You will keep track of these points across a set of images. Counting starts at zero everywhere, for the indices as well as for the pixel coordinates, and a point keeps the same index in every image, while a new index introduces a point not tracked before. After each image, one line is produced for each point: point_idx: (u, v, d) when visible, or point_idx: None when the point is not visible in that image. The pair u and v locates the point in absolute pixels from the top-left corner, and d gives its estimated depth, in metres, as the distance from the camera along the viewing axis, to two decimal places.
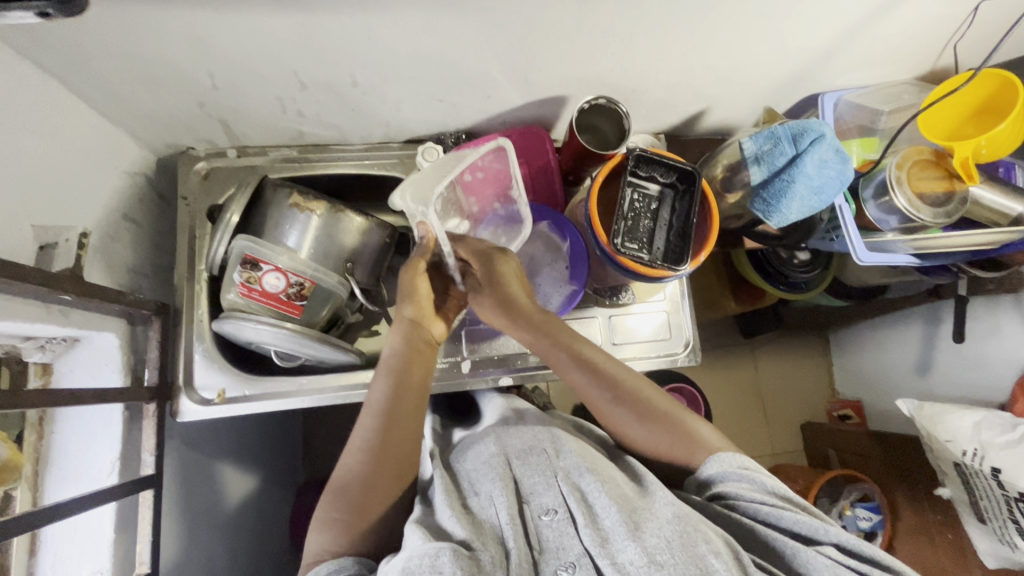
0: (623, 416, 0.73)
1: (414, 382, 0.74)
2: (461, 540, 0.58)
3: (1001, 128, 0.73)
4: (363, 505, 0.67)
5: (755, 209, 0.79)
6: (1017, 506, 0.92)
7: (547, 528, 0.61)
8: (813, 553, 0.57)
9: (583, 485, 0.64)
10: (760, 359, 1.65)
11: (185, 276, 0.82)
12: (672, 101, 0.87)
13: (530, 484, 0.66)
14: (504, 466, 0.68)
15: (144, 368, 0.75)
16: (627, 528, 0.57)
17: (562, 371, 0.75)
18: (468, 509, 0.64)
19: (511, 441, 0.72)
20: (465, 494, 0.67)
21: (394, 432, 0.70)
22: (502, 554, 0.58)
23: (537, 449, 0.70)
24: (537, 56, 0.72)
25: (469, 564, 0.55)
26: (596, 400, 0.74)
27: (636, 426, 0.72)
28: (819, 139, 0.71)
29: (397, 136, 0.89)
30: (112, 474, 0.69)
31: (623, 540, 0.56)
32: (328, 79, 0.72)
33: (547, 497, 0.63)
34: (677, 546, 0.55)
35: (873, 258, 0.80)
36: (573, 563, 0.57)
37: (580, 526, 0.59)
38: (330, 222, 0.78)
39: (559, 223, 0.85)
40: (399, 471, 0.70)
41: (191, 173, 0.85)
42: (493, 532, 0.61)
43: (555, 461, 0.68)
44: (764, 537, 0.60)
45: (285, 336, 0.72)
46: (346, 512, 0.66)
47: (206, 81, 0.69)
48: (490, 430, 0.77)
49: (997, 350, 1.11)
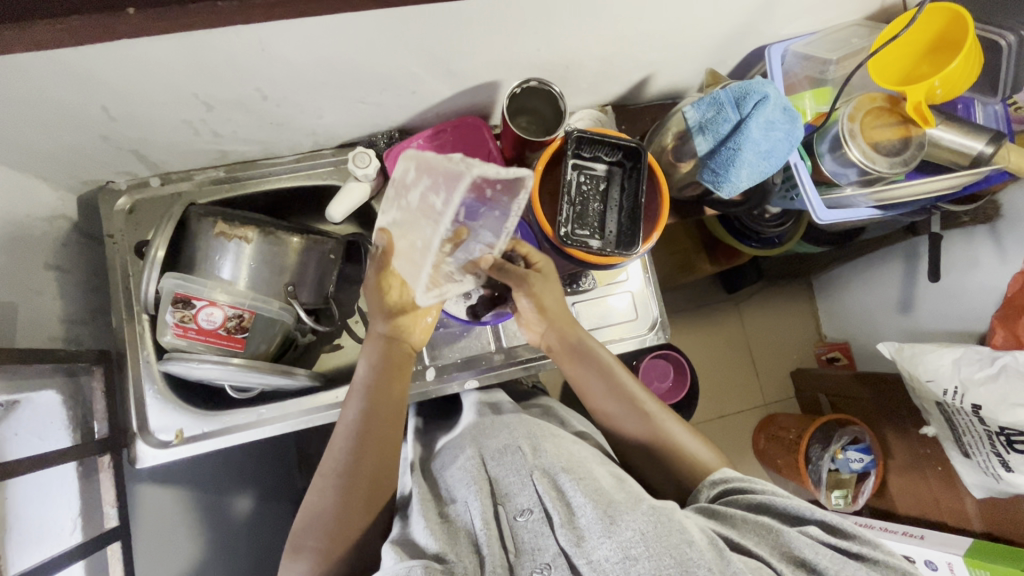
0: (614, 409, 0.74)
1: (387, 392, 0.72)
2: (434, 555, 0.57)
3: (954, 66, 0.69)
4: (337, 529, 0.65)
5: (704, 180, 0.75)
6: (998, 440, 0.93)
7: (523, 530, 0.60)
8: (798, 534, 0.56)
9: (560, 483, 0.62)
10: (746, 313, 1.64)
11: (124, 318, 0.78)
12: (611, 72, 0.82)
13: (507, 484, 0.64)
14: (480, 468, 0.67)
15: (92, 420, 0.73)
16: (602, 524, 0.56)
17: (562, 360, 0.78)
18: (445, 518, 0.63)
19: (487, 441, 0.70)
20: (444, 501, 0.66)
21: (369, 439, 0.69)
22: (476, 562, 0.58)
23: (513, 446, 0.68)
24: (454, 44, 0.66)
25: None
26: (590, 391, 0.76)
27: (624, 421, 0.74)
28: (763, 101, 0.67)
29: (327, 142, 0.84)
30: (76, 531, 0.68)
31: (597, 537, 0.55)
32: (234, 96, 0.67)
33: (522, 497, 0.62)
34: (651, 538, 0.53)
35: (833, 216, 0.78)
36: (548, 564, 0.57)
37: (557, 527, 0.58)
38: (264, 246, 0.74)
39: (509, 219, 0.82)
40: (372, 487, 0.68)
41: (114, 209, 0.80)
42: (467, 539, 0.60)
43: (531, 459, 0.66)
44: (749, 520, 0.58)
45: (234, 372, 0.70)
46: (321, 539, 0.65)
47: (101, 113, 0.64)
48: (467, 434, 0.74)
49: (976, 281, 1.11)
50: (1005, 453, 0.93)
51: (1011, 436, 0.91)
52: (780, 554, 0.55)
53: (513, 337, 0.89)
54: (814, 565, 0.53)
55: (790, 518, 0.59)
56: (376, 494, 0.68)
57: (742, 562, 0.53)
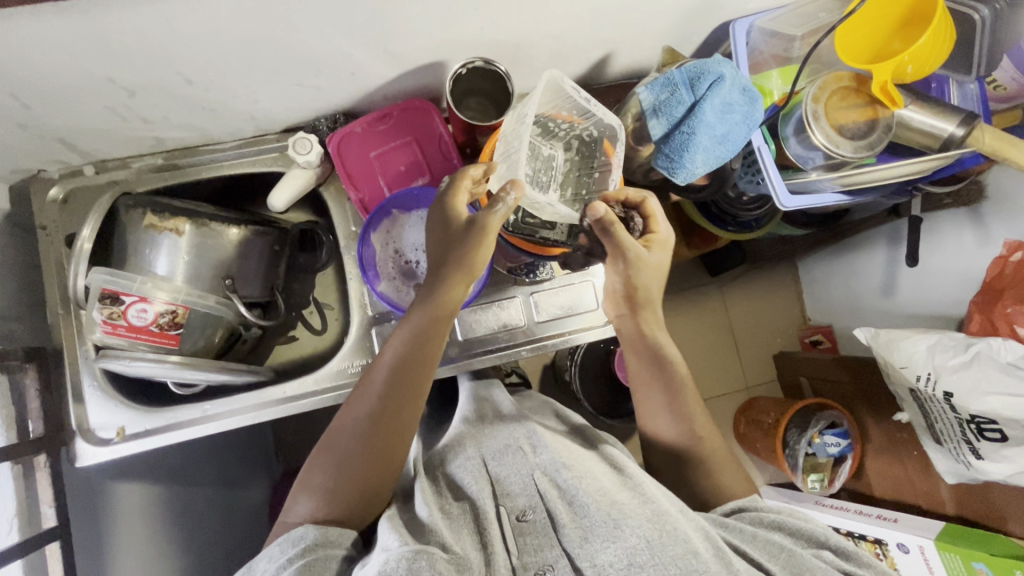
0: (658, 404, 0.74)
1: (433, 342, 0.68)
2: (441, 543, 0.56)
3: (922, 42, 0.65)
4: (352, 471, 0.62)
5: (659, 166, 0.71)
6: (970, 428, 0.91)
7: (526, 532, 0.59)
8: (813, 558, 0.56)
9: (561, 481, 0.61)
10: (729, 297, 1.61)
11: (61, 313, 0.75)
12: (566, 51, 0.77)
13: (508, 483, 0.64)
14: (481, 468, 0.67)
15: (28, 420, 0.71)
16: (607, 528, 0.54)
17: (627, 346, 0.77)
18: (448, 511, 0.63)
19: (490, 440, 0.70)
20: (446, 497, 0.66)
21: (404, 394, 0.66)
22: (482, 558, 0.57)
23: (513, 446, 0.68)
24: (387, 23, 0.62)
25: (447, 565, 0.53)
26: (641, 376, 0.76)
27: (663, 417, 0.73)
28: (718, 81, 0.64)
29: (270, 127, 0.80)
30: (11, 532, 0.66)
31: (602, 541, 0.53)
32: (154, 80, 0.63)
33: (521, 498, 0.62)
34: (656, 546, 0.51)
35: (795, 203, 0.75)
36: (552, 565, 0.55)
37: (560, 529, 0.56)
38: (201, 239, 0.71)
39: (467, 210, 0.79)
40: (394, 445, 0.65)
41: (46, 200, 0.77)
42: (471, 535, 0.59)
43: (530, 458, 0.65)
44: (761, 536, 0.58)
45: (172, 370, 0.68)
46: (333, 478, 0.62)
47: (11, 100, 0.60)
48: (467, 433, 0.74)
49: (956, 265, 1.08)
50: (976, 441, 0.91)
51: (982, 424, 0.89)
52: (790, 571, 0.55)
53: (469, 330, 0.85)
54: None
55: (806, 542, 0.59)
56: (397, 456, 0.65)
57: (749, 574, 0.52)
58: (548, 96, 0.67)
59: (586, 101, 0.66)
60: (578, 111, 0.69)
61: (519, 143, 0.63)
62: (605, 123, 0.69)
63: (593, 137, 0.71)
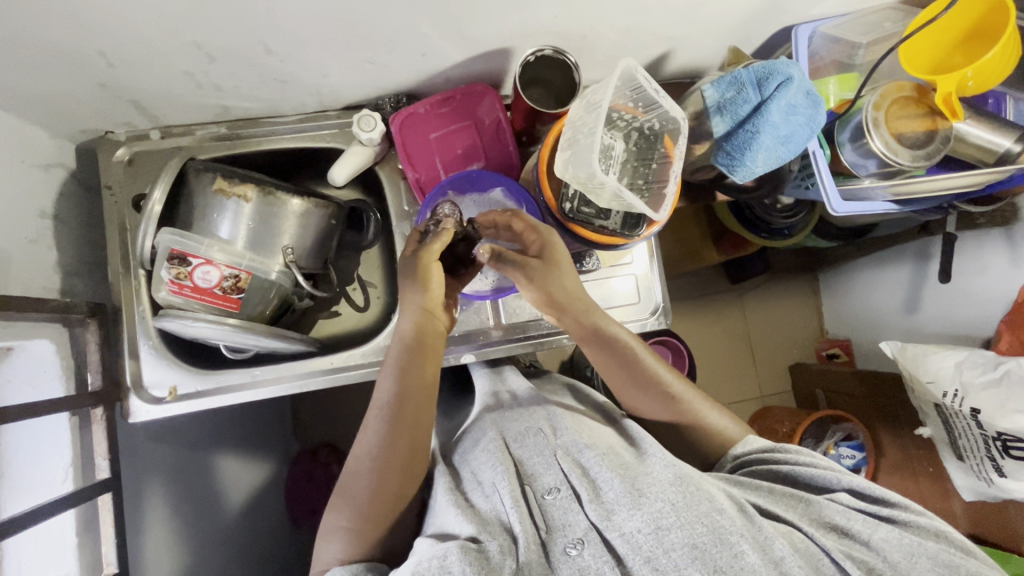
0: (634, 391, 0.73)
1: (419, 369, 0.70)
2: (469, 536, 0.56)
3: (989, 57, 0.66)
4: (369, 511, 0.64)
5: (719, 163, 0.72)
6: (994, 445, 0.92)
7: (553, 507, 0.58)
8: (827, 500, 0.57)
9: (584, 461, 0.61)
10: (750, 304, 1.62)
11: (120, 273, 0.77)
12: (628, 46, 0.79)
13: (534, 465, 0.64)
14: (504, 450, 0.67)
15: (86, 373, 0.73)
16: (629, 497, 0.54)
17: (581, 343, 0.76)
18: (473, 505, 0.62)
19: (508, 424, 0.71)
20: (468, 489, 0.65)
21: (399, 423, 0.67)
22: (509, 540, 0.56)
23: (534, 429, 0.69)
24: (467, 6, 0.63)
25: (477, 556, 0.52)
26: (609, 372, 0.74)
27: (644, 400, 0.73)
28: (786, 82, 0.65)
29: (332, 103, 0.82)
30: (66, 480, 0.68)
31: (625, 509, 0.53)
32: (236, 48, 0.64)
33: (549, 476, 0.62)
34: (682, 508, 0.52)
35: (847, 208, 0.76)
36: (581, 537, 0.54)
37: (584, 502, 0.57)
38: (264, 206, 0.73)
39: (518, 193, 0.78)
40: (406, 471, 0.66)
41: (113, 160, 0.78)
42: (499, 522, 0.58)
43: (553, 440, 0.66)
44: (777, 489, 0.59)
45: (231, 333, 0.69)
46: (353, 519, 0.64)
47: (100, 59, 0.62)
48: (484, 417, 0.75)
49: (986, 284, 1.09)
50: (1000, 458, 0.92)
51: (1008, 442, 0.90)
52: (811, 520, 0.56)
53: (512, 315, 0.87)
54: (847, 529, 0.54)
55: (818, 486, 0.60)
56: (410, 479, 0.67)
57: (770, 525, 0.53)
58: (617, 88, 0.67)
59: (656, 93, 0.67)
60: (643, 103, 0.69)
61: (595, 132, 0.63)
62: (669, 116, 0.69)
63: (655, 130, 0.71)
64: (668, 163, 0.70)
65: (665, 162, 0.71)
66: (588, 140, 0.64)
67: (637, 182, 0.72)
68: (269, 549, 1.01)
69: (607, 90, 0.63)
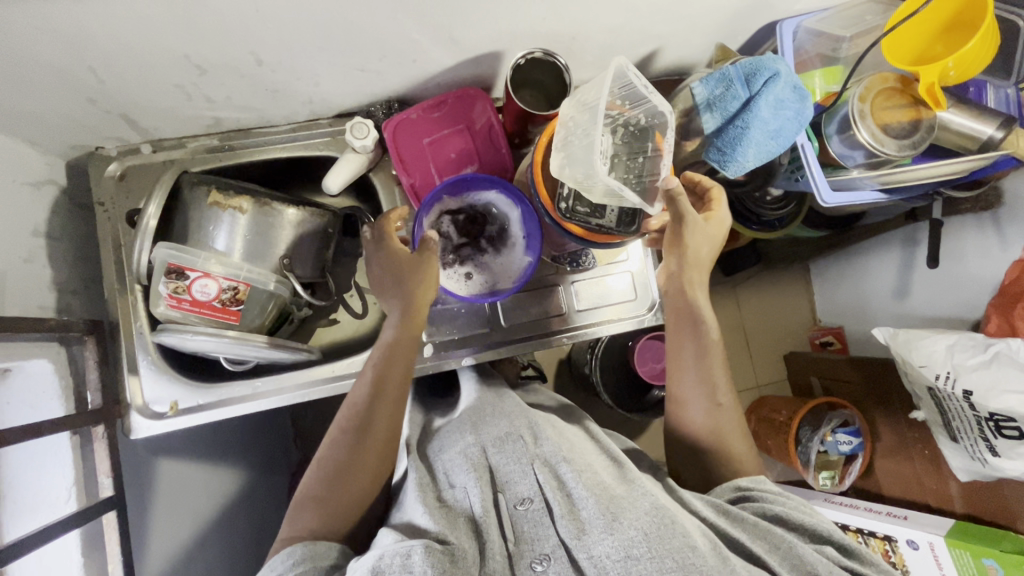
0: (691, 390, 0.74)
1: (402, 349, 0.72)
2: (433, 534, 0.55)
3: (971, 46, 0.67)
4: (342, 485, 0.64)
5: (711, 159, 0.74)
6: (987, 425, 0.93)
7: (523, 519, 0.59)
8: (814, 550, 0.55)
9: (561, 474, 0.61)
10: (743, 296, 1.63)
11: (117, 289, 0.77)
12: (617, 45, 0.79)
13: (507, 472, 0.63)
14: (480, 457, 0.66)
15: (86, 391, 0.72)
16: (604, 520, 0.53)
17: (674, 336, 0.77)
18: (443, 503, 0.62)
19: (488, 429, 0.70)
20: (441, 486, 0.65)
21: (383, 398, 0.69)
22: (475, 549, 0.56)
23: (514, 436, 0.67)
24: (457, 11, 0.64)
25: (442, 558, 0.52)
26: (688, 371, 0.74)
27: (695, 407, 0.73)
28: (774, 78, 0.66)
29: (324, 111, 0.82)
30: (71, 500, 0.67)
31: (598, 532, 0.53)
32: (227, 59, 0.64)
33: (523, 485, 0.61)
34: (653, 539, 0.51)
35: (837, 199, 0.77)
36: (547, 555, 0.55)
37: (557, 516, 0.56)
38: (259, 218, 0.73)
39: (503, 190, 0.78)
40: (381, 453, 0.67)
41: (104, 175, 0.78)
42: (467, 526, 0.59)
43: (532, 449, 0.65)
44: (763, 527, 0.57)
45: (229, 345, 0.69)
46: (323, 491, 0.63)
47: (89, 74, 0.61)
48: (464, 418, 0.74)
49: (973, 268, 1.11)
50: (993, 439, 0.93)
51: (1000, 421, 0.91)
52: (791, 564, 0.54)
53: (512, 316, 0.87)
54: None
55: (805, 533, 0.59)
56: (384, 462, 0.67)
57: (744, 568, 0.52)
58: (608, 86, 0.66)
59: (645, 91, 0.66)
60: (631, 101, 0.68)
61: (592, 130, 0.63)
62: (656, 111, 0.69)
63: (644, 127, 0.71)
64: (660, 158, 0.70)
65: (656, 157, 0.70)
66: (585, 139, 0.64)
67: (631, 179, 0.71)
68: None
69: (601, 93, 0.63)
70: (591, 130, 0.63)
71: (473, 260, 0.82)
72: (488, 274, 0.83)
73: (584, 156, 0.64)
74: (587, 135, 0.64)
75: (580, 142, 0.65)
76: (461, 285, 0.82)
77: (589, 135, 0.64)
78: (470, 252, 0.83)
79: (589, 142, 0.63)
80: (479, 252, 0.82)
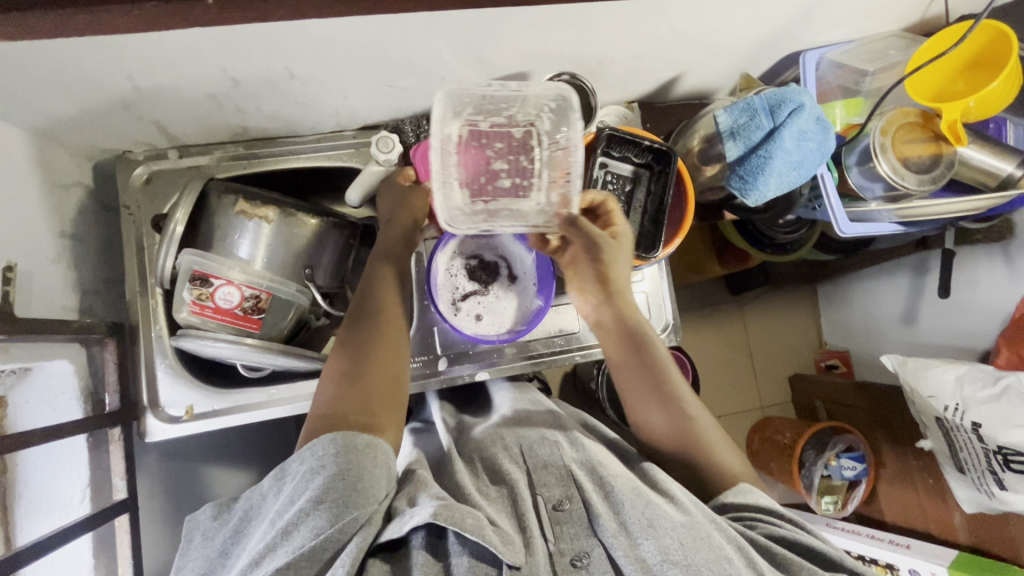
0: (646, 399, 0.72)
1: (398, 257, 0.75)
2: (487, 517, 0.57)
3: (992, 87, 0.68)
4: (361, 377, 0.65)
5: (731, 186, 0.75)
6: (996, 459, 0.93)
7: (565, 520, 0.59)
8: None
9: (598, 474, 0.62)
10: (750, 316, 1.63)
11: (137, 291, 0.77)
12: (642, 69, 0.80)
13: (543, 474, 0.64)
14: (517, 460, 0.67)
15: (104, 392, 0.72)
16: (642, 525, 0.55)
17: (615, 357, 0.75)
18: (486, 494, 0.63)
19: (524, 433, 0.70)
20: (483, 479, 0.66)
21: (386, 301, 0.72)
22: (523, 540, 0.57)
23: (549, 441, 0.68)
24: (489, 33, 0.65)
25: (496, 538, 0.54)
26: (636, 386, 0.73)
27: (656, 412, 0.71)
28: (798, 110, 0.67)
29: (350, 123, 0.83)
30: (84, 503, 0.68)
31: (639, 535, 0.55)
32: (261, 72, 0.65)
33: (557, 488, 0.62)
34: (690, 547, 0.53)
35: (854, 230, 0.78)
36: (588, 553, 0.56)
37: (596, 519, 0.57)
38: (284, 227, 0.74)
39: (519, 236, 0.81)
40: (394, 359, 0.69)
41: (130, 179, 0.79)
42: (510, 517, 0.59)
43: (567, 454, 0.66)
44: (771, 548, 0.57)
45: (247, 352, 0.69)
46: (345, 387, 0.64)
47: (125, 82, 0.62)
48: (502, 421, 0.75)
49: (983, 298, 1.11)
50: (1001, 472, 0.93)
51: (1008, 456, 0.91)
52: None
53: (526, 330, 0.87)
54: None
55: (820, 557, 0.59)
56: (398, 370, 0.68)
57: None
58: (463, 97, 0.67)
59: (506, 91, 0.68)
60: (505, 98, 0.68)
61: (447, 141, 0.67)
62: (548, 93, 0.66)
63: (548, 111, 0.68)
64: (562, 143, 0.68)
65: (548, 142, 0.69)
66: (452, 152, 0.68)
67: (528, 181, 0.72)
68: None
69: (438, 127, 0.64)
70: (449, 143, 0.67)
71: (481, 302, 0.82)
72: (499, 322, 0.82)
73: (448, 172, 0.68)
74: (448, 147, 0.67)
75: (451, 153, 0.68)
76: (471, 325, 0.81)
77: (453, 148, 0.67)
78: (478, 295, 0.82)
79: (445, 156, 0.67)
80: (490, 300, 0.83)
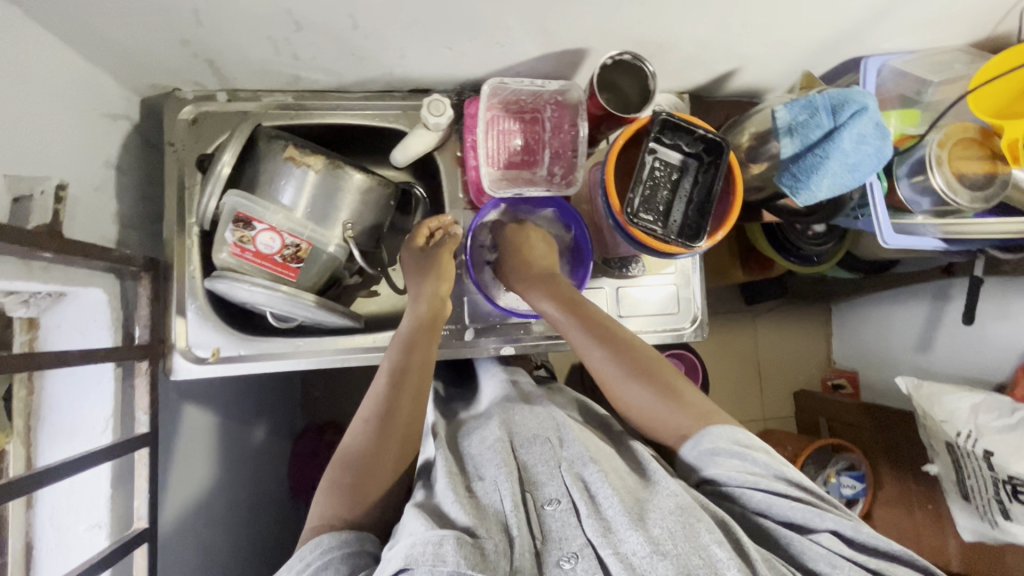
0: (610, 369, 0.71)
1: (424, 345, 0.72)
2: (464, 527, 0.55)
3: None
4: (362, 476, 0.64)
5: (782, 184, 0.73)
6: (1004, 488, 0.93)
7: (551, 518, 0.58)
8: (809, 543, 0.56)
9: (585, 475, 0.61)
10: (762, 327, 1.62)
11: (174, 229, 0.77)
12: (700, 59, 0.80)
13: (535, 471, 0.63)
14: (507, 450, 0.66)
15: (134, 326, 0.72)
16: (630, 518, 0.54)
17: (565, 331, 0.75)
18: (472, 493, 0.61)
19: (518, 426, 0.69)
20: (469, 477, 0.64)
21: (402, 394, 0.68)
22: (505, 541, 0.55)
23: (541, 437, 0.67)
24: (559, 4, 0.64)
25: (472, 552, 0.52)
26: (592, 358, 0.72)
27: (629, 387, 0.69)
28: (860, 111, 0.66)
29: (401, 84, 0.82)
30: (106, 431, 0.67)
31: (626, 529, 0.53)
32: (326, 20, 0.64)
33: (550, 487, 0.61)
34: (680, 537, 0.52)
35: (899, 241, 0.76)
36: (575, 552, 0.55)
37: (582, 517, 0.56)
38: (329, 179, 0.73)
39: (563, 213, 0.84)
40: (397, 454, 0.67)
41: (177, 118, 0.79)
42: (496, 515, 0.58)
43: (559, 452, 0.65)
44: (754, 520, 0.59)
45: (282, 300, 0.69)
46: (353, 477, 0.64)
47: (190, 16, 0.62)
48: (495, 412, 0.74)
49: (1003, 330, 1.10)
50: (1007, 502, 0.93)
51: (1018, 486, 0.90)
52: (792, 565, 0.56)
53: None
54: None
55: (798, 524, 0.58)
56: (403, 458, 0.68)
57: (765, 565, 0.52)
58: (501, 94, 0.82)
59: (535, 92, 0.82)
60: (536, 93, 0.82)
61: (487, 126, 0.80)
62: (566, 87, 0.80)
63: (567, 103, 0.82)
64: (573, 123, 0.83)
65: (558, 124, 0.85)
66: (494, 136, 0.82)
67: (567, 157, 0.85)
68: (272, 521, 1.01)
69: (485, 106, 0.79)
70: (489, 127, 0.81)
71: None
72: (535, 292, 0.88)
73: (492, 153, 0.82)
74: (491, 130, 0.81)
75: (494, 138, 0.82)
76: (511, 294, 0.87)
77: (496, 133, 0.82)
78: None
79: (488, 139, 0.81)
80: None
